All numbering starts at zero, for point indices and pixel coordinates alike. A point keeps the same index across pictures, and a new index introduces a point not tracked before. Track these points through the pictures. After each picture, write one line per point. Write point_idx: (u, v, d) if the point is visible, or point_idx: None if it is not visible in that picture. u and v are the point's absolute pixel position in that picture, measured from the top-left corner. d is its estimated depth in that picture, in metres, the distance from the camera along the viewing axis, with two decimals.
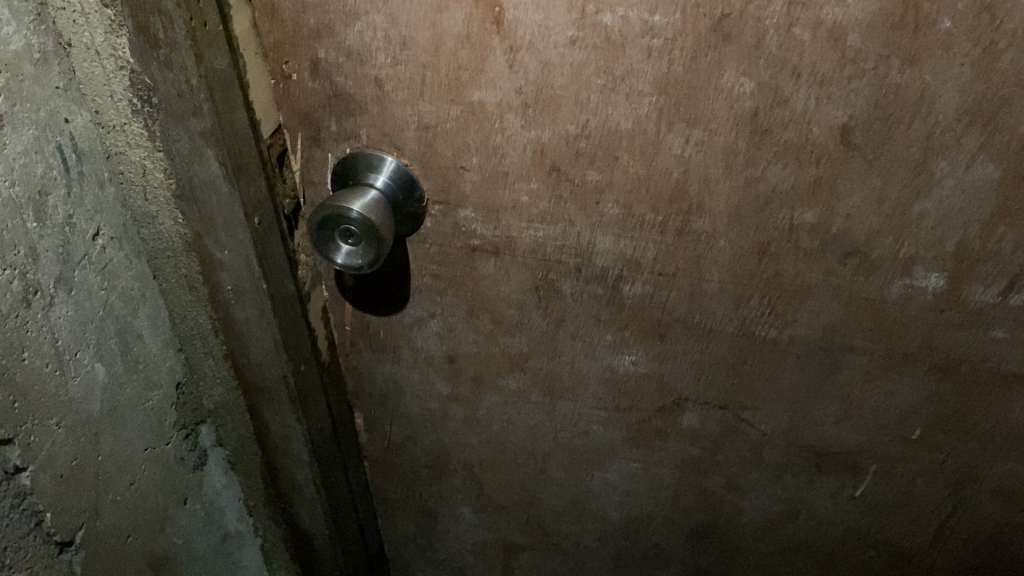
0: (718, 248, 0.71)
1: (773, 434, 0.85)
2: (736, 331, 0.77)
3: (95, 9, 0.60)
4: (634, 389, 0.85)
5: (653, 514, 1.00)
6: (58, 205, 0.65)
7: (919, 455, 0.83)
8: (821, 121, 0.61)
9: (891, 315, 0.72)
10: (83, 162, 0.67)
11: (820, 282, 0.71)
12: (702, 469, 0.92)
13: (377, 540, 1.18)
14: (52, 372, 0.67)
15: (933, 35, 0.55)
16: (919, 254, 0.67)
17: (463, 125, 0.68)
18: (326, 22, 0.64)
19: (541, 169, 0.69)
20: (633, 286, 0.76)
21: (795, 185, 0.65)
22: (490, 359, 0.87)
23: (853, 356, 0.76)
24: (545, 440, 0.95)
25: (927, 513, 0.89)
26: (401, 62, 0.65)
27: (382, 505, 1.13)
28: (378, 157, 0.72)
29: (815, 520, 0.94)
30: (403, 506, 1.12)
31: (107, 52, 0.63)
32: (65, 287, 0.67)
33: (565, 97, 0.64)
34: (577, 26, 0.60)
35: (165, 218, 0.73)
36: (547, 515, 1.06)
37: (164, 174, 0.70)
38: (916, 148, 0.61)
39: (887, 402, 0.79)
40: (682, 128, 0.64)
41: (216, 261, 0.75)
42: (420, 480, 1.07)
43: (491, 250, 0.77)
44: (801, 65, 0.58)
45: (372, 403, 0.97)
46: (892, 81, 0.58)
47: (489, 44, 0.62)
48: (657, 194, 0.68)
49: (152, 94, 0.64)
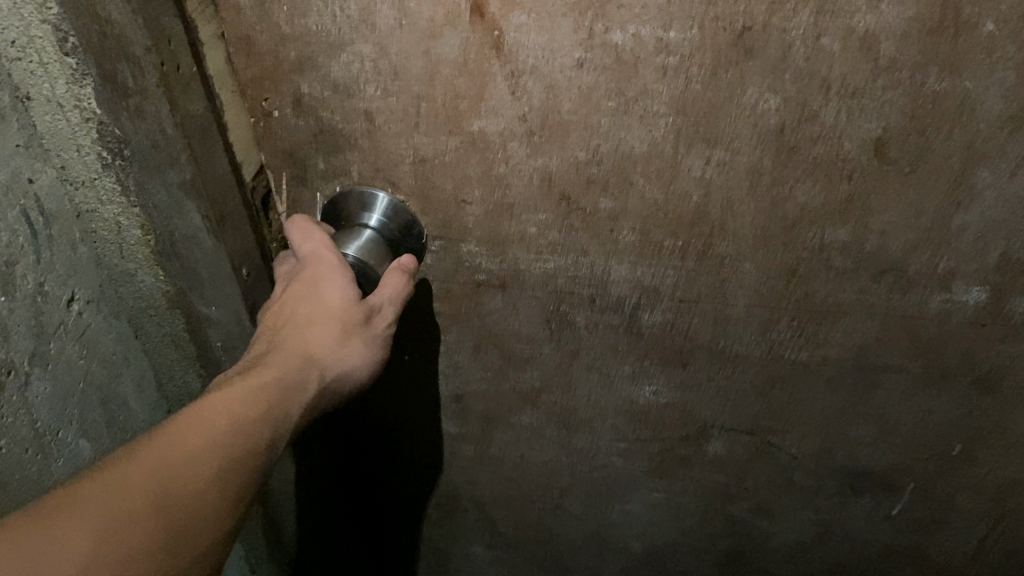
0: (743, 271, 0.66)
1: (804, 457, 0.81)
2: (765, 355, 0.72)
3: (55, 58, 0.53)
4: (655, 419, 0.81)
5: (678, 542, 0.96)
6: (28, 274, 0.60)
7: (958, 471, 0.80)
8: (853, 135, 0.57)
9: (929, 331, 0.68)
10: (52, 224, 0.61)
11: (853, 302, 0.67)
12: (729, 495, 0.88)
13: (368, 524, 1.02)
14: (33, 456, 0.62)
15: (974, 39, 0.51)
16: (960, 268, 0.63)
17: (463, 156, 0.63)
18: (307, 55, 0.58)
19: (550, 199, 0.64)
20: (652, 314, 0.71)
21: (826, 203, 0.61)
22: (499, 397, 0.82)
23: (889, 374, 0.72)
24: (562, 475, 0.90)
25: (968, 528, 0.86)
26: (393, 94, 0.59)
27: (392, 557, 1.08)
28: (369, 194, 0.67)
29: (849, 540, 0.90)
30: (408, 527, 1.03)
31: (71, 104, 0.56)
32: (41, 363, 0.62)
33: (573, 122, 0.59)
34: (585, 47, 0.55)
35: (144, 275, 0.68)
36: (565, 550, 1.01)
37: (143, 231, 0.64)
38: (956, 158, 0.57)
39: (924, 419, 0.75)
40: (702, 149, 0.59)
41: (203, 317, 0.71)
42: (419, 480, 0.95)
43: (498, 285, 0.72)
44: (831, 77, 0.54)
45: (363, 415, 0.87)
46: (930, 90, 0.54)
47: (489, 70, 0.57)
48: (677, 219, 0.64)
49: (124, 146, 0.57)
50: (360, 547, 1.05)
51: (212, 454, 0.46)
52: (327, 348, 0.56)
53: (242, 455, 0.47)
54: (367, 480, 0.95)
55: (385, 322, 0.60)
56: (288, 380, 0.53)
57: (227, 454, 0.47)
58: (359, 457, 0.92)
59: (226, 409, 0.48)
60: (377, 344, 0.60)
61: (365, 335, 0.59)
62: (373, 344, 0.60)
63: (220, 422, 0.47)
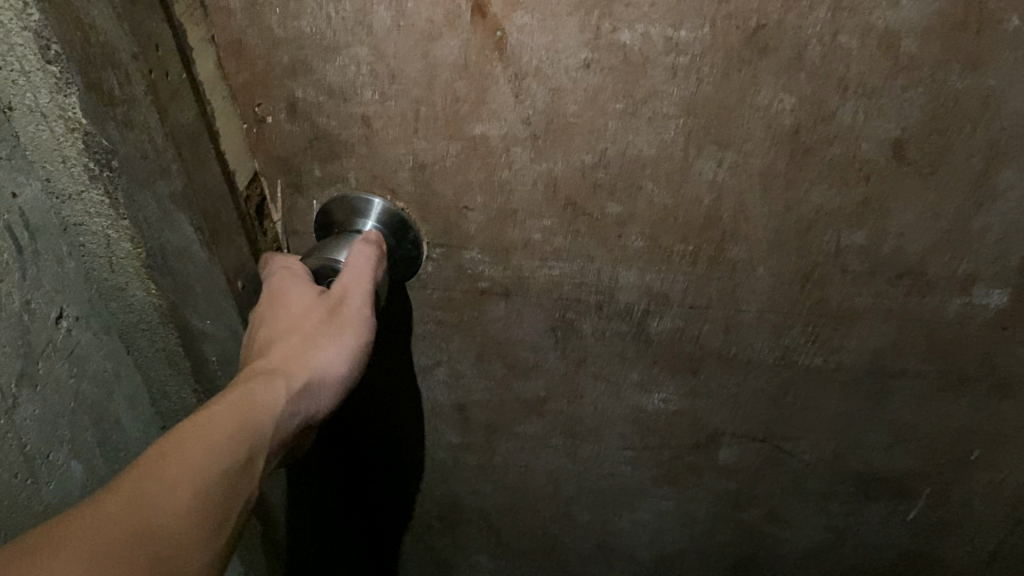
0: (755, 276, 0.64)
1: (817, 463, 0.80)
2: (777, 361, 0.70)
3: (37, 67, 0.50)
4: (664, 426, 0.79)
5: (687, 550, 0.94)
6: (13, 292, 0.57)
7: (975, 475, 0.78)
8: (870, 135, 0.55)
9: (948, 335, 0.66)
10: (37, 239, 0.59)
11: (869, 306, 0.65)
12: (739, 502, 0.86)
13: (364, 525, 1.00)
14: (23, 482, 0.60)
15: (999, 35, 0.49)
16: (980, 270, 0.61)
17: (465, 162, 0.60)
18: (301, 58, 0.56)
19: (555, 205, 0.62)
20: (661, 320, 0.69)
21: (841, 206, 0.59)
22: (502, 405, 0.80)
23: (905, 379, 0.70)
24: (568, 484, 0.88)
25: (984, 533, 0.84)
26: (391, 98, 0.57)
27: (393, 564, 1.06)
28: (365, 200, 0.64)
29: (862, 546, 0.89)
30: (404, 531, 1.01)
31: (55, 114, 0.53)
32: (29, 384, 0.60)
33: (578, 125, 0.57)
34: (591, 47, 0.52)
35: (135, 289, 0.65)
36: (572, 559, 0.99)
37: (133, 244, 0.61)
38: (977, 159, 0.55)
39: (941, 424, 0.73)
40: (714, 151, 0.57)
41: (197, 332, 0.68)
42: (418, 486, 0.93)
43: (501, 292, 0.69)
44: (848, 76, 0.52)
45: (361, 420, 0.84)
46: (951, 89, 0.52)
47: (491, 72, 0.54)
48: (687, 224, 0.62)
49: (112, 157, 0.54)
50: (354, 551, 1.02)
51: (189, 477, 0.43)
52: (292, 356, 0.53)
53: (214, 471, 0.45)
54: (365, 482, 0.93)
55: (356, 308, 0.57)
56: (261, 390, 0.50)
57: (198, 469, 0.44)
58: (357, 459, 0.90)
59: (194, 434, 0.46)
60: (359, 333, 0.57)
61: (337, 328, 0.56)
62: (355, 331, 0.56)
63: (183, 443, 0.45)
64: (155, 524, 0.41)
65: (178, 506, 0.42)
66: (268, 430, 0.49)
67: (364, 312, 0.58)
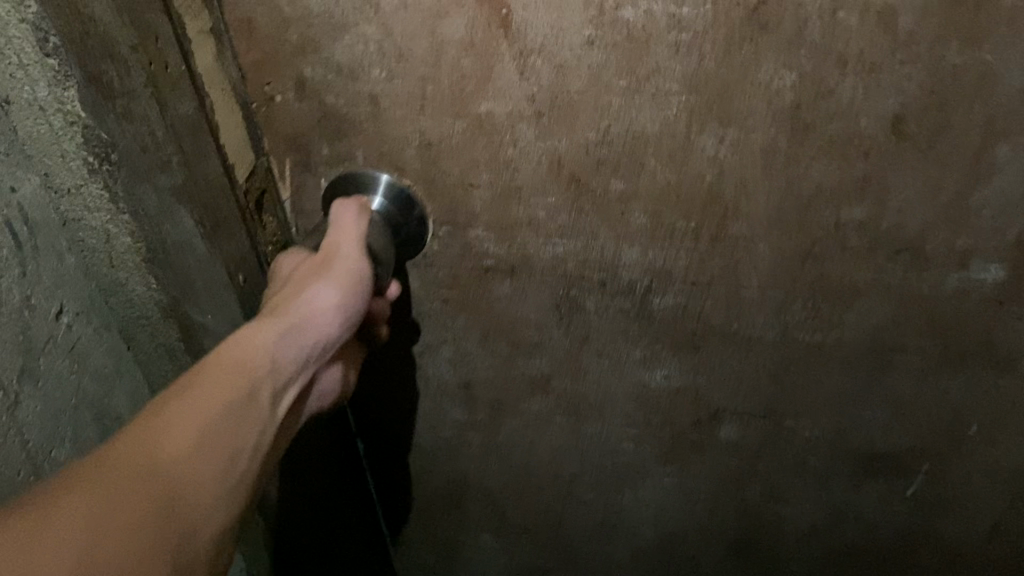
0: (756, 253, 0.65)
1: (818, 440, 0.81)
2: (778, 337, 0.71)
3: (35, 60, 0.52)
4: (667, 404, 0.80)
5: (690, 528, 0.95)
6: (13, 289, 0.58)
7: (973, 452, 0.79)
8: (869, 111, 0.56)
9: (946, 312, 0.67)
10: (36, 235, 0.60)
11: (869, 282, 0.66)
12: (741, 480, 0.87)
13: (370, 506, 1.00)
14: (24, 478, 0.62)
15: (995, 11, 0.50)
16: (977, 247, 0.62)
17: (471, 140, 0.61)
18: (311, 36, 0.57)
19: (560, 181, 0.63)
20: (664, 297, 0.70)
21: (841, 182, 0.60)
22: (507, 383, 0.81)
23: (903, 355, 0.71)
24: (572, 462, 0.89)
25: (983, 511, 0.85)
26: (399, 75, 0.58)
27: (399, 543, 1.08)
28: (371, 175, 0.65)
29: (864, 524, 0.90)
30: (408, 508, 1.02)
31: (53, 108, 0.54)
32: (29, 381, 0.61)
33: (583, 102, 0.58)
34: (595, 24, 0.53)
35: (135, 286, 0.66)
36: (575, 538, 1.00)
37: (132, 240, 0.62)
38: (975, 135, 0.56)
39: (940, 401, 0.74)
40: (716, 128, 0.58)
41: (197, 326, 0.69)
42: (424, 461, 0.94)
43: (506, 270, 0.70)
44: (847, 53, 0.53)
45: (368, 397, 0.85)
46: (949, 65, 0.53)
47: (497, 49, 0.55)
48: (689, 201, 0.63)
49: (111, 150, 0.55)
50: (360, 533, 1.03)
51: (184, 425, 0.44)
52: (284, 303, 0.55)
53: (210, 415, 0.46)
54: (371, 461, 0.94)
55: (344, 258, 0.58)
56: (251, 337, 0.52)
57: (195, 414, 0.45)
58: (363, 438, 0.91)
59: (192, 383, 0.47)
60: (349, 279, 0.57)
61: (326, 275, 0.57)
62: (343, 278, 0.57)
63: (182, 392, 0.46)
64: (154, 476, 0.42)
65: (175, 465, 0.43)
66: (262, 370, 0.50)
67: (353, 260, 0.58)
